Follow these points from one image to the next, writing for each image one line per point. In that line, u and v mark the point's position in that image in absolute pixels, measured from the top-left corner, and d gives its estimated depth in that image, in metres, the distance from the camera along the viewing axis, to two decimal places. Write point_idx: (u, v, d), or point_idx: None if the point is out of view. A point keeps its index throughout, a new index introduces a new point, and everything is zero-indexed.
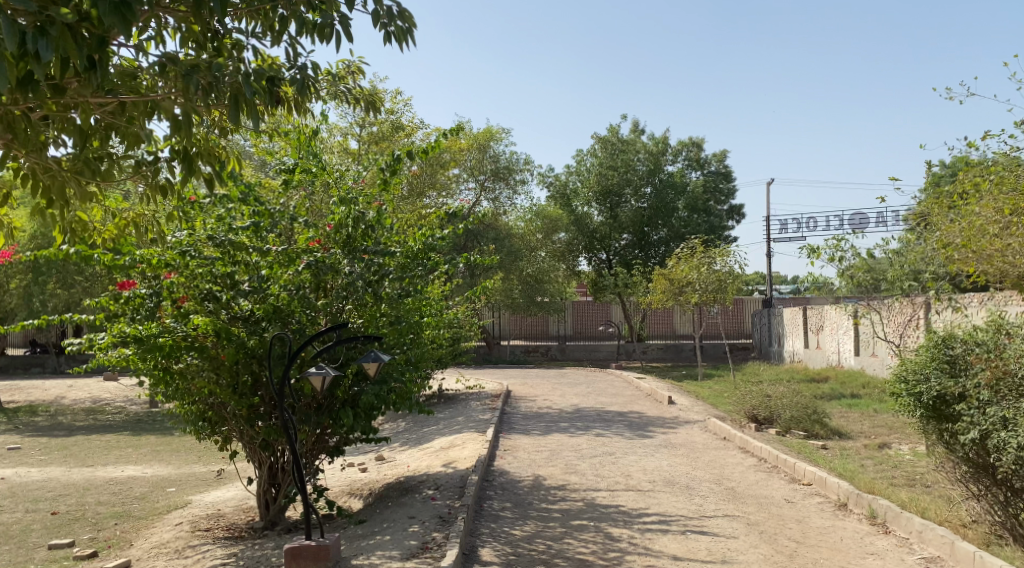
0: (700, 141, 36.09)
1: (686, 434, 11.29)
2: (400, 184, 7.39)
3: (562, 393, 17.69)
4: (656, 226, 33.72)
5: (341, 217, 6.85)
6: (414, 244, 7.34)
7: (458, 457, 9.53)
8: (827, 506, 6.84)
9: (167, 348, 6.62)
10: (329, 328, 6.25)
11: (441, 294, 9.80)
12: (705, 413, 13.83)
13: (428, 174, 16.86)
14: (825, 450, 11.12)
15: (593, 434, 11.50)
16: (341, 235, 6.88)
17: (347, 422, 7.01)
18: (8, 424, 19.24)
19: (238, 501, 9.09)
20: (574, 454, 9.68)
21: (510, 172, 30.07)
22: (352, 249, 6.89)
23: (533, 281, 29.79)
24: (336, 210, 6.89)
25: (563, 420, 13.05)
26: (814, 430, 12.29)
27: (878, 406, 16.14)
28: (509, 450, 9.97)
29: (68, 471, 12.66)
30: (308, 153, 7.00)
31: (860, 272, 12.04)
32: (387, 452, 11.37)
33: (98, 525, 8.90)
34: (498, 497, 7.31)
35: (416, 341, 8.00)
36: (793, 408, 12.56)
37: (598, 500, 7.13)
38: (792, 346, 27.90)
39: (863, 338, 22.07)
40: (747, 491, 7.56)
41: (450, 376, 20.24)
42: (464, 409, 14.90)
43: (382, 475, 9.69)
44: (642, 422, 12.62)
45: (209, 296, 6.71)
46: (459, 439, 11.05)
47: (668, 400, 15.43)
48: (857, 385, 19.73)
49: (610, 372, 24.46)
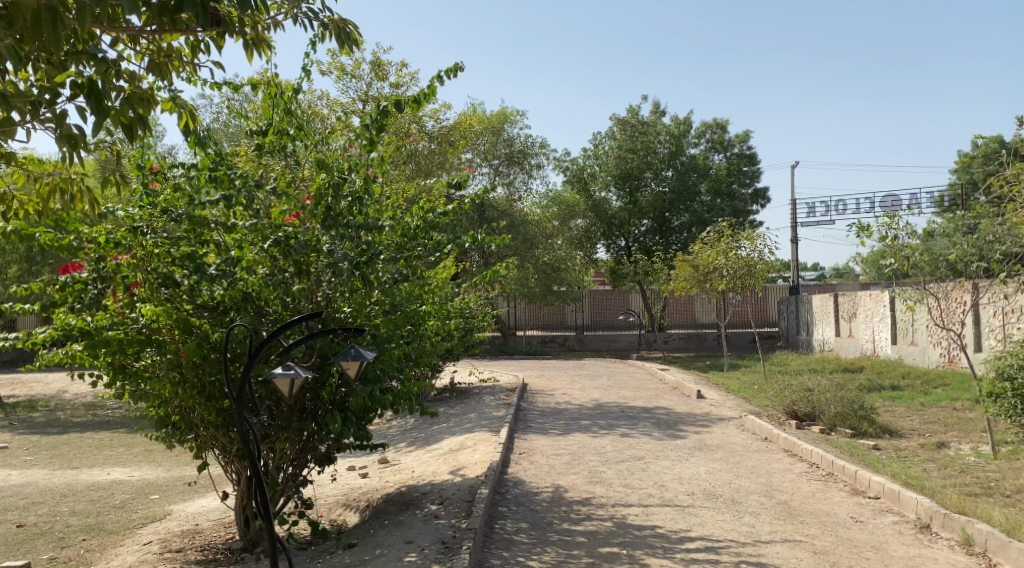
0: (724, 122, 34.88)
1: (720, 434, 10.17)
2: (395, 148, 6.30)
3: (581, 387, 16.60)
4: (677, 211, 32.52)
5: (321, 184, 5.73)
6: (410, 220, 6.30)
7: (467, 462, 8.47)
8: (904, 528, 5.73)
9: (120, 344, 5.58)
10: (302, 318, 5.13)
11: (446, 278, 8.73)
12: (738, 408, 12.69)
13: (436, 154, 15.85)
14: (878, 450, 9.94)
15: (618, 434, 10.41)
16: (321, 207, 5.73)
17: (334, 429, 5.94)
18: (2, 420, 18.42)
19: (220, 515, 8.07)
20: (598, 459, 8.59)
21: (525, 156, 29.01)
22: (334, 222, 5.76)
23: (550, 269, 28.75)
24: (316, 177, 5.79)
25: (584, 417, 11.96)
26: (862, 428, 11.09)
27: (925, 399, 14.92)
28: (525, 454, 8.89)
29: (49, 474, 11.71)
30: (282, 108, 5.89)
31: (917, 253, 10.81)
32: (391, 455, 10.33)
33: (63, 542, 7.90)
34: (512, 516, 6.24)
35: (418, 333, 6.96)
36: (838, 403, 11.37)
37: (630, 520, 6.06)
38: (823, 334, 26.67)
39: (901, 325, 20.91)
40: (805, 507, 6.46)
41: (463, 368, 19.22)
42: (477, 405, 13.85)
43: (383, 481, 8.64)
44: (672, 420, 11.50)
45: (166, 281, 5.66)
46: (470, 440, 9.99)
47: (697, 394, 14.29)
48: (897, 375, 18.52)
49: (631, 364, 23.36)
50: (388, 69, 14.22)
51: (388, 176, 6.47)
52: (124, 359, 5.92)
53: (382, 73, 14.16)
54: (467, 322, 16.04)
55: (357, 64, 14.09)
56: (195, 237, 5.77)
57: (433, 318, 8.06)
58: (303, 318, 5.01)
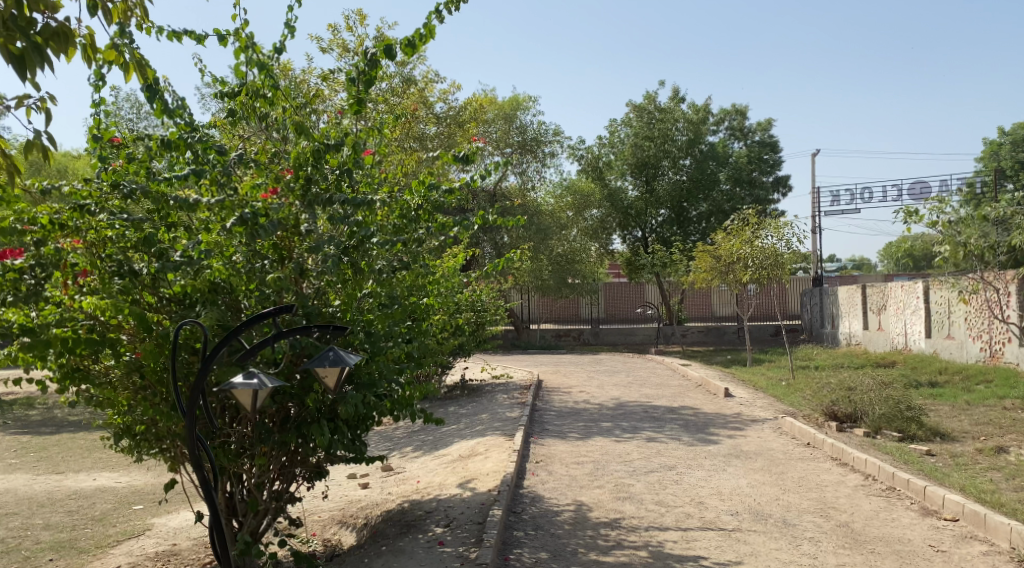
0: (744, 108, 33.88)
1: (756, 439, 9.25)
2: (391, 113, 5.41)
3: (599, 384, 15.70)
4: (696, 201, 31.54)
5: (300, 154, 4.83)
6: (409, 198, 5.44)
7: (478, 473, 7.58)
8: (999, 560, 4.83)
9: (71, 344, 4.69)
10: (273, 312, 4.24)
11: (453, 266, 7.94)
12: (771, 408, 11.76)
13: (445, 137, 14.96)
14: (932, 456, 8.97)
15: (644, 438, 9.49)
16: (301, 179, 4.82)
17: (321, 442, 5.07)
18: None
19: (203, 533, 7.21)
20: (624, 469, 7.69)
21: (539, 144, 27.99)
22: (315, 199, 4.86)
23: (564, 261, 27.86)
24: (295, 146, 4.90)
25: (605, 418, 11.04)
26: (910, 431, 10.13)
27: (970, 397, 13.93)
28: (543, 462, 8.00)
29: (31, 480, 10.88)
30: (254, 65, 4.98)
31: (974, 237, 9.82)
32: (396, 462, 9.46)
33: (28, 562, 7.03)
34: (530, 543, 5.34)
35: (422, 328, 6.10)
36: (882, 403, 10.42)
37: (668, 548, 5.16)
38: (849, 327, 25.67)
39: (936, 317, 19.93)
40: (872, 531, 5.55)
41: (475, 364, 18.36)
42: (489, 404, 12.96)
43: (385, 493, 7.77)
44: (701, 422, 10.58)
45: (121, 270, 4.77)
46: (482, 446, 9.11)
47: (724, 393, 13.37)
48: (933, 370, 17.53)
49: (650, 358, 22.43)
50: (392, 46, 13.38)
51: (386, 147, 5.61)
52: (78, 360, 5.01)
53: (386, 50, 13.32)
54: (479, 315, 15.20)
55: (360, 41, 13.24)
56: (159, 219, 4.86)
57: (439, 311, 7.22)
58: (270, 313, 4.14)
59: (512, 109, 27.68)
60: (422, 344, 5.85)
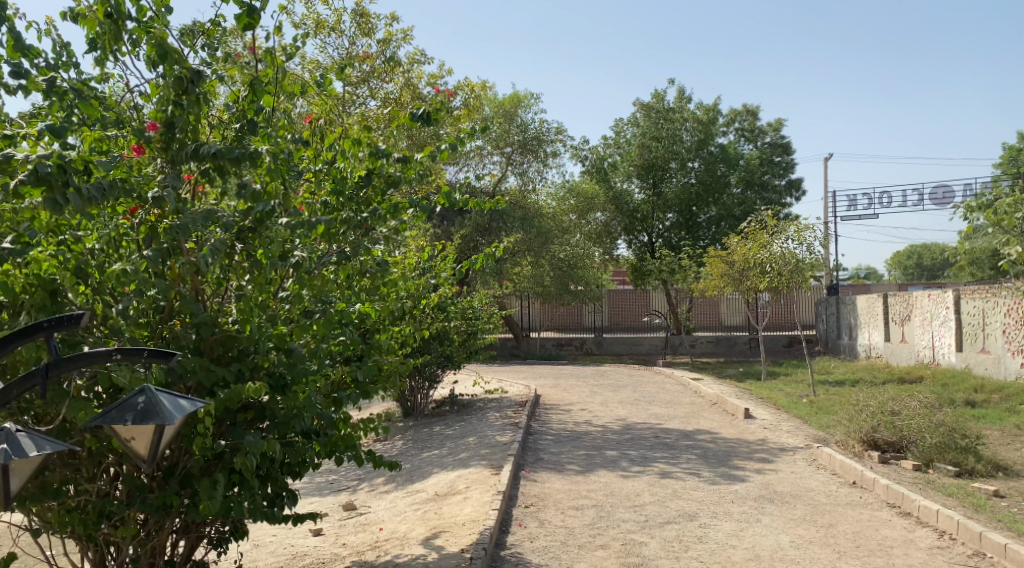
0: (756, 108, 32.50)
1: (790, 476, 7.75)
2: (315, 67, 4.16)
3: (602, 400, 14.21)
4: (704, 205, 30.07)
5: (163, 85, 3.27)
6: (347, 171, 4.10)
7: (451, 523, 6.07)
8: None
9: None
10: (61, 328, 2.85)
11: (411, 294, 6.54)
12: (800, 435, 10.26)
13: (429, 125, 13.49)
14: (1003, 499, 7.45)
15: (655, 473, 7.98)
16: (163, 122, 3.21)
17: (209, 506, 3.59)
18: None
19: None
20: (634, 518, 6.21)
21: (541, 143, 26.47)
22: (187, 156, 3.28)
23: (567, 265, 26.40)
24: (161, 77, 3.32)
25: (609, 445, 9.56)
26: (968, 465, 8.61)
27: (1019, 419, 12.40)
28: (533, 508, 6.50)
29: None
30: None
31: None
32: (362, 500, 7.97)
33: None
34: None
35: (376, 345, 4.69)
36: (933, 432, 8.91)
37: None
38: (869, 339, 24.17)
39: (967, 329, 18.45)
40: None
41: (467, 376, 16.88)
42: (479, 425, 11.46)
43: (336, 547, 6.25)
44: (722, 453, 9.06)
45: None
46: (462, 482, 7.60)
47: (744, 414, 11.86)
48: (969, 387, 16.00)
49: (657, 370, 20.95)
50: (373, 23, 12.00)
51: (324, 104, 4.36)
52: None
53: (367, 28, 11.94)
54: (468, 323, 13.75)
55: (337, 16, 11.81)
56: None
57: (409, 324, 5.78)
58: (41, 327, 2.76)
59: (512, 107, 26.28)
60: (368, 369, 4.43)
